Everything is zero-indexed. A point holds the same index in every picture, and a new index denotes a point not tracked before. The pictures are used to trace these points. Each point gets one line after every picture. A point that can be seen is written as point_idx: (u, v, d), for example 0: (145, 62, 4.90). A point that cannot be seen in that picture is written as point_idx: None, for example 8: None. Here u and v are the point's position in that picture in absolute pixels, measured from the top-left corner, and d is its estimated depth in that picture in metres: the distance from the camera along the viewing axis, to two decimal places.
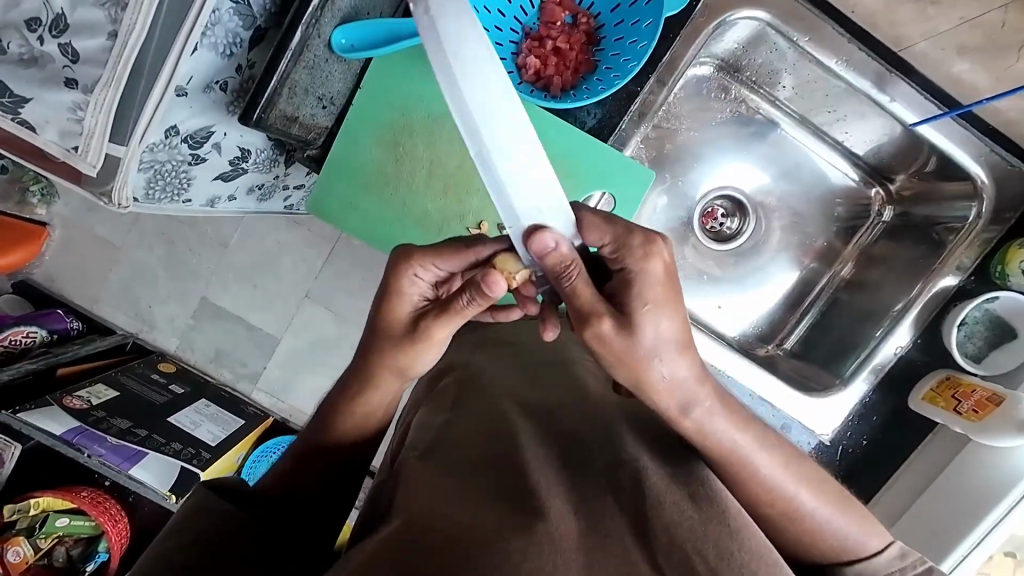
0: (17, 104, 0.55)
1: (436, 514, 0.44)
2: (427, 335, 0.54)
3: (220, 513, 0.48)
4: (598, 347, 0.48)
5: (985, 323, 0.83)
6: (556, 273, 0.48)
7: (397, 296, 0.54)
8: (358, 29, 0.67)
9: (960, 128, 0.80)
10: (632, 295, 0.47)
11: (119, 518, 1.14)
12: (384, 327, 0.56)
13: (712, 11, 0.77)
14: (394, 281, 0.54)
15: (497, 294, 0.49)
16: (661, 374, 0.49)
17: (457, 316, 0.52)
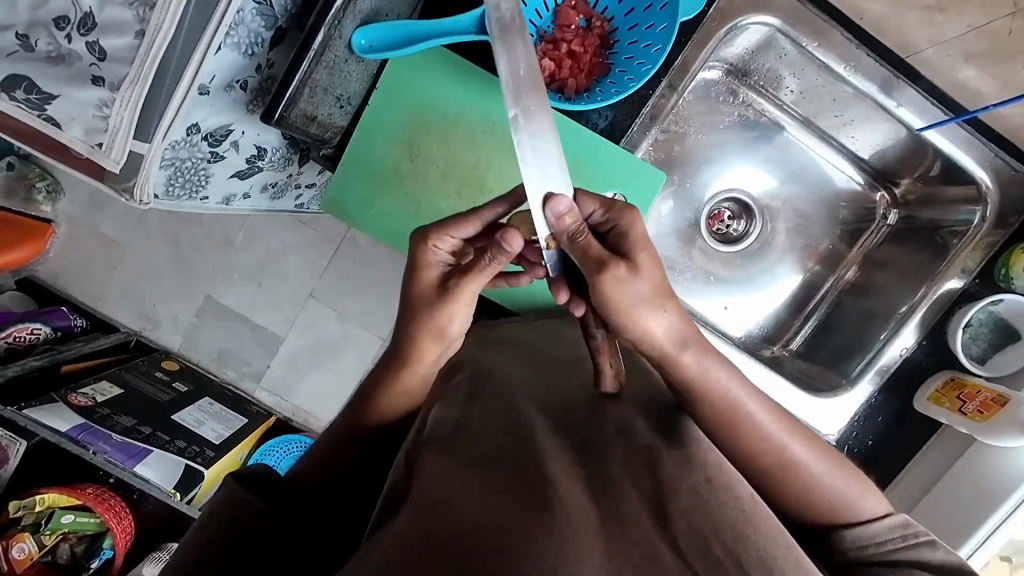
0: (44, 100, 0.56)
1: None
2: (449, 297, 0.58)
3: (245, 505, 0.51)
4: (604, 293, 0.51)
5: (990, 326, 0.84)
6: (571, 233, 0.52)
7: (423, 268, 0.59)
8: (380, 31, 0.67)
9: (967, 132, 0.81)
10: (628, 244, 0.53)
11: (124, 515, 1.14)
12: (408, 295, 0.60)
13: (723, 16, 0.78)
14: (420, 254, 0.59)
15: (516, 250, 0.53)
16: (654, 326, 0.53)
17: (481, 276, 0.56)
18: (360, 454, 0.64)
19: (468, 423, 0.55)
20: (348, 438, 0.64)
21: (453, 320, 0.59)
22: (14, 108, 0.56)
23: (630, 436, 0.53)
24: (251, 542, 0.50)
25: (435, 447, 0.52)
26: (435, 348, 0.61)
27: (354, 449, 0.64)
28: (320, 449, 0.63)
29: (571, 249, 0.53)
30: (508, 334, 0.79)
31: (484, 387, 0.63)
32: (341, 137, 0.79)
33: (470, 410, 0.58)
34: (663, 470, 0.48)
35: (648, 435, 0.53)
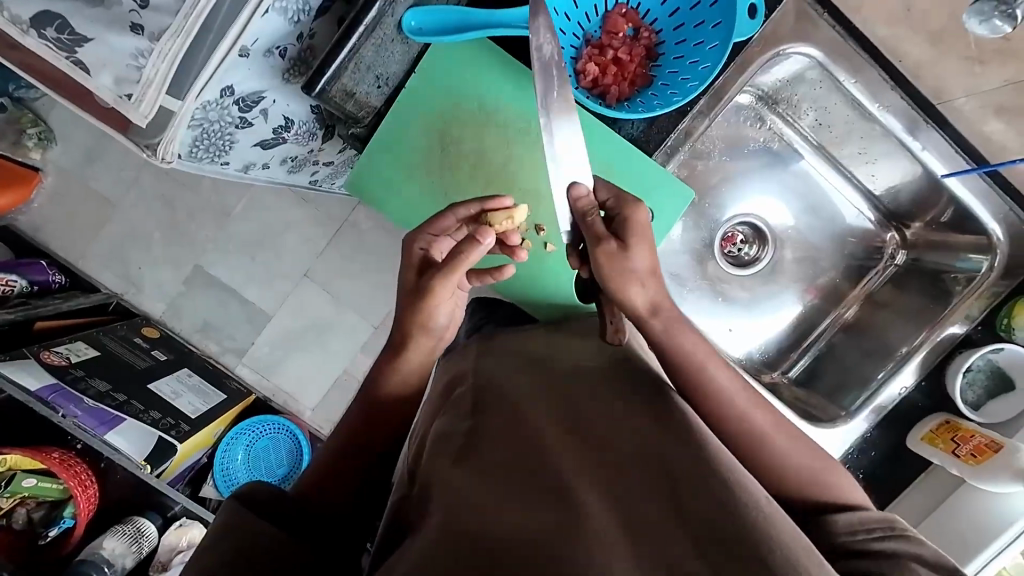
0: (76, 42, 0.54)
1: (482, 519, 0.45)
2: (428, 292, 0.65)
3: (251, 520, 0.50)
4: (602, 263, 0.61)
5: (987, 374, 0.86)
6: (582, 212, 0.61)
7: (408, 260, 0.67)
8: (430, 13, 0.66)
9: (987, 184, 0.83)
10: (628, 229, 0.62)
11: (89, 484, 1.07)
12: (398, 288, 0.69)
13: (766, 42, 0.79)
14: (406, 249, 0.67)
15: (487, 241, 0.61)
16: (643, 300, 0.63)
17: (460, 267, 0.63)
18: (364, 465, 0.66)
19: (476, 440, 0.56)
20: (344, 450, 0.66)
21: (434, 313, 0.67)
22: (44, 47, 0.54)
23: (648, 446, 0.51)
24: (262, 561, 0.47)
25: (445, 467, 0.53)
26: (428, 341, 0.69)
27: (352, 458, 0.65)
28: (321, 461, 0.65)
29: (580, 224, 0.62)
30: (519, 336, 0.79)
31: (487, 397, 0.63)
32: (373, 117, 0.74)
33: (477, 421, 0.59)
34: (682, 483, 0.46)
35: (667, 444, 0.51)
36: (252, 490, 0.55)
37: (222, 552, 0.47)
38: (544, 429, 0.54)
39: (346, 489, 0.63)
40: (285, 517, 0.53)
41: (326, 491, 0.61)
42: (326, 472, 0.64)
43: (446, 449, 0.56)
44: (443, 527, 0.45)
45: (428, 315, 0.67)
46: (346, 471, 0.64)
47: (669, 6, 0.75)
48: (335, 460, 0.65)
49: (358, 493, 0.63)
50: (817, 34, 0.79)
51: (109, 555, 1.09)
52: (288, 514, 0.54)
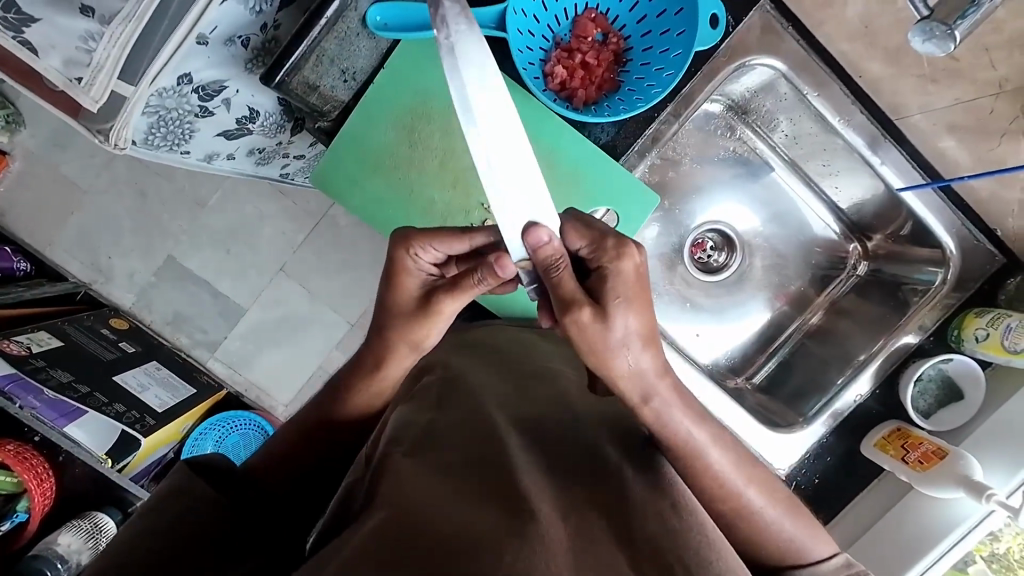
0: (22, 22, 0.52)
1: (426, 511, 0.45)
2: (431, 309, 0.61)
3: (201, 497, 0.50)
4: (576, 333, 0.52)
5: (937, 382, 0.89)
6: (546, 267, 0.52)
7: (402, 275, 0.60)
8: (395, 9, 0.66)
9: (940, 199, 0.86)
10: (606, 289, 0.51)
11: (45, 478, 1.03)
12: (388, 298, 0.62)
13: (733, 53, 0.80)
14: (395, 264, 0.60)
15: (507, 275, 0.55)
16: (626, 365, 0.52)
17: (468, 292, 0.59)
18: (334, 443, 0.67)
19: (437, 433, 0.56)
20: (310, 429, 0.66)
21: (430, 330, 0.63)
22: None
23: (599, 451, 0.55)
24: (194, 531, 0.48)
25: (397, 457, 0.53)
26: (409, 358, 0.65)
27: (314, 442, 0.66)
28: (290, 429, 0.66)
29: (546, 284, 0.52)
30: (480, 337, 0.78)
31: (452, 392, 0.63)
32: (339, 112, 0.75)
33: (438, 416, 0.59)
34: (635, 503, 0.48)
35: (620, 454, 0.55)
36: (212, 458, 0.55)
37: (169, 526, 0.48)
38: (502, 427, 0.56)
39: (306, 470, 0.64)
40: (239, 493, 0.54)
41: (286, 477, 0.62)
42: (295, 445, 0.65)
43: (403, 437, 0.56)
44: (388, 515, 0.45)
45: (417, 330, 0.63)
46: (308, 457, 0.65)
47: (637, 13, 0.76)
48: (302, 435, 0.66)
49: (318, 464, 0.65)
50: (781, 46, 0.81)
51: (63, 551, 1.04)
52: (242, 488, 0.55)
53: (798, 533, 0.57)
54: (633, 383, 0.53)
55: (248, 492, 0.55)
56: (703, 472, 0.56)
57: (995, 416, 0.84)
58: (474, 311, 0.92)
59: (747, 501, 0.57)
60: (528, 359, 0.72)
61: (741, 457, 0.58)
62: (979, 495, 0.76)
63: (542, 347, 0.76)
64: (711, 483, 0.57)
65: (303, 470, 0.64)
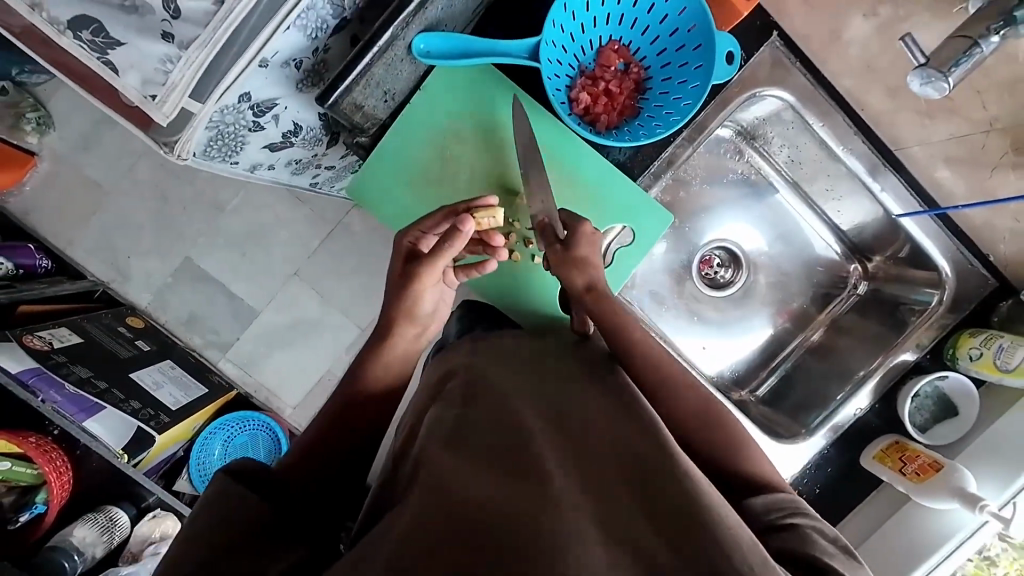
0: (109, 45, 0.57)
1: (470, 497, 0.49)
2: (417, 276, 0.76)
3: (244, 501, 0.54)
4: (573, 260, 0.71)
5: (934, 399, 0.94)
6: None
7: (401, 253, 0.79)
8: (439, 39, 0.71)
9: (936, 225, 0.91)
10: (591, 233, 0.73)
11: (63, 470, 1.06)
12: (392, 277, 0.80)
13: (744, 84, 0.86)
14: (399, 245, 0.80)
15: (467, 229, 0.72)
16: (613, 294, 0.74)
17: (443, 256, 0.75)
18: (356, 440, 0.71)
19: (466, 430, 0.59)
20: (338, 427, 0.71)
21: (422, 297, 0.78)
22: (78, 47, 0.58)
23: (625, 438, 0.56)
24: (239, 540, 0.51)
25: (435, 451, 0.56)
26: (412, 328, 0.79)
27: (338, 441, 0.70)
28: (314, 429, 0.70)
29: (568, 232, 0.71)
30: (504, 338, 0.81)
31: (478, 392, 0.66)
32: (377, 129, 0.81)
33: (466, 413, 0.63)
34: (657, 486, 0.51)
35: (642, 438, 0.56)
36: (242, 464, 0.59)
37: (217, 525, 0.51)
38: (532, 425, 0.58)
39: (332, 465, 0.68)
40: (276, 496, 0.58)
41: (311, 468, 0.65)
42: (320, 443, 0.69)
43: (436, 432, 0.60)
44: (434, 501, 0.49)
45: (413, 300, 0.78)
46: (337, 456, 0.68)
47: (657, 46, 0.81)
48: (325, 436, 0.70)
49: (345, 463, 0.69)
50: (789, 79, 0.87)
51: (78, 543, 1.09)
52: (275, 490, 0.58)
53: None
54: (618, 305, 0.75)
55: (281, 492, 0.59)
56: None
57: (987, 432, 0.88)
58: None
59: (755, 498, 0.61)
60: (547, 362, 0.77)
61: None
62: (973, 506, 0.79)
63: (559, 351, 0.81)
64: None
65: (328, 467, 0.67)
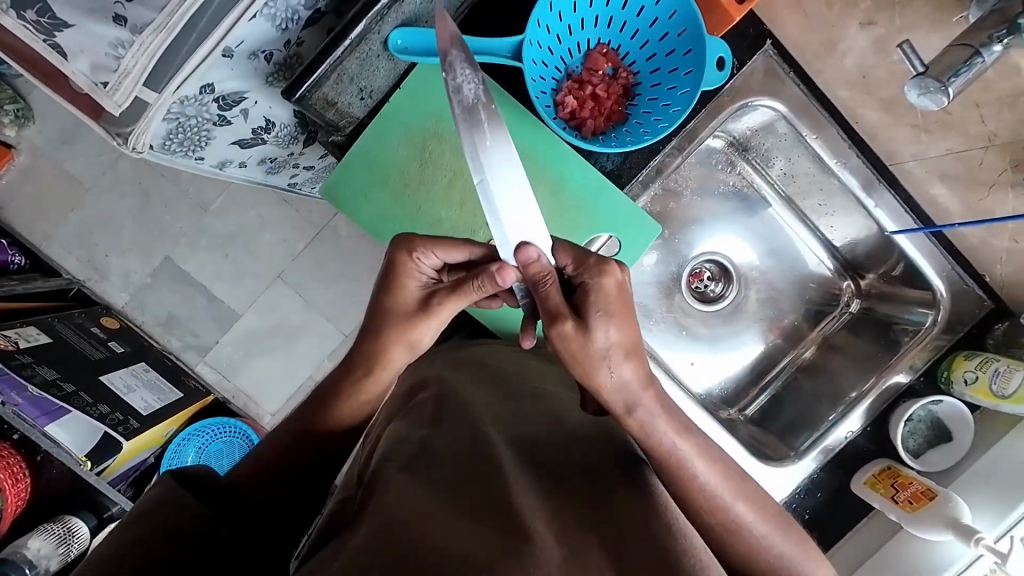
0: (56, 27, 0.54)
1: (430, 529, 0.45)
2: (429, 310, 0.62)
3: (185, 508, 0.50)
4: (562, 346, 0.55)
5: (927, 423, 0.90)
6: (534, 282, 0.55)
7: (405, 279, 0.63)
8: (416, 33, 0.68)
9: (931, 242, 0.89)
10: (588, 302, 0.54)
11: (21, 478, 1.00)
12: (382, 300, 0.64)
13: (736, 93, 0.84)
14: (401, 266, 0.62)
15: (506, 285, 0.56)
16: (609, 379, 0.55)
17: (465, 297, 0.61)
18: (325, 449, 0.66)
19: (432, 449, 0.56)
20: (299, 444, 0.65)
21: (424, 332, 0.64)
22: (22, 28, 0.54)
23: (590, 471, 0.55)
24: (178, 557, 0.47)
25: (392, 472, 0.53)
26: (404, 356, 0.65)
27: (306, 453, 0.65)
28: (278, 439, 0.66)
29: (535, 297, 0.56)
30: (476, 355, 0.78)
31: (447, 407, 0.63)
32: (354, 128, 0.78)
33: (434, 432, 0.59)
34: (626, 518, 0.49)
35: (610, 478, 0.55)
36: (199, 472, 0.55)
37: (157, 539, 0.47)
38: (500, 449, 0.55)
39: (296, 474, 0.64)
40: (221, 502, 0.53)
41: (270, 480, 0.62)
42: (287, 453, 0.65)
43: (399, 451, 0.57)
44: (377, 528, 0.46)
45: (415, 331, 0.63)
46: (299, 466, 0.64)
47: (647, 50, 0.79)
48: (290, 448, 0.65)
49: (310, 472, 0.65)
50: (782, 89, 0.84)
51: (32, 556, 1.01)
52: (225, 499, 0.54)
53: (785, 548, 0.59)
54: (617, 394, 0.56)
55: (228, 500, 0.55)
56: (693, 489, 0.57)
57: (982, 458, 0.85)
58: (471, 329, 0.92)
59: (734, 519, 0.58)
60: (523, 378, 0.73)
61: (728, 475, 0.60)
62: (967, 538, 0.76)
63: (535, 368, 0.77)
64: (698, 500, 0.58)
65: (296, 474, 0.64)
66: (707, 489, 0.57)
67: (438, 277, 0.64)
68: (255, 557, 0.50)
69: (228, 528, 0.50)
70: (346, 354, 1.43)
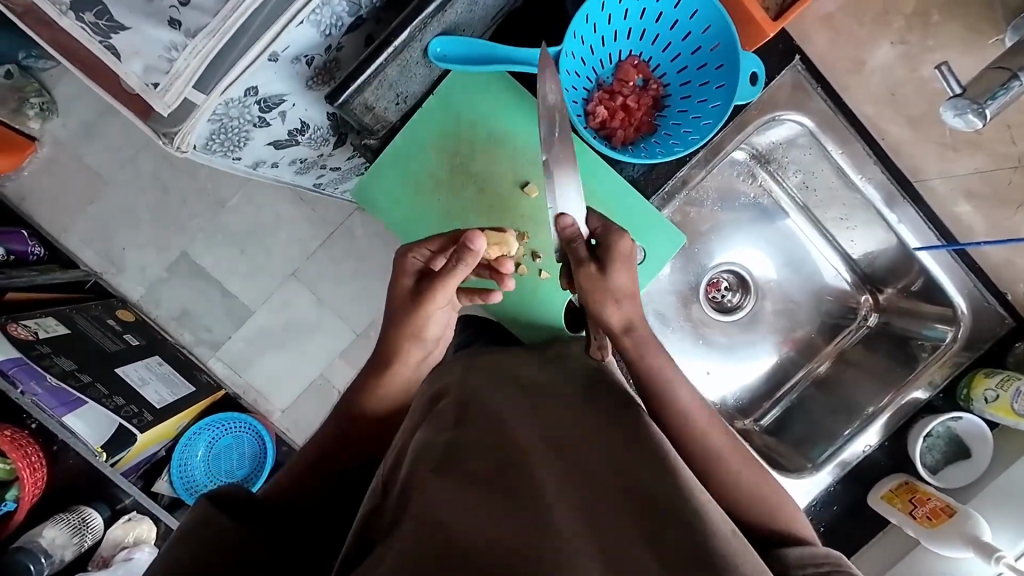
0: (112, 29, 0.55)
1: (468, 534, 0.45)
2: (424, 298, 0.72)
3: (220, 530, 0.50)
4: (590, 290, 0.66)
5: (946, 439, 0.90)
6: (567, 241, 0.67)
7: (404, 275, 0.73)
8: (457, 43, 0.69)
9: (953, 260, 0.90)
10: (609, 257, 0.68)
11: (38, 467, 1.02)
12: (392, 297, 0.75)
13: (763, 107, 0.85)
14: (401, 264, 0.73)
15: (478, 248, 0.64)
16: (615, 313, 0.70)
17: (451, 278, 0.70)
18: (350, 456, 0.71)
19: (461, 452, 0.57)
20: (328, 451, 0.71)
21: (429, 318, 0.74)
22: (79, 29, 0.56)
23: None
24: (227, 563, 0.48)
25: (426, 473, 0.54)
26: (416, 350, 0.76)
27: (332, 463, 0.70)
28: (305, 454, 0.71)
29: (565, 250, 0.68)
30: (500, 359, 0.79)
31: (471, 409, 0.64)
32: (387, 131, 0.79)
33: (460, 434, 0.60)
34: None
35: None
36: (231, 491, 0.56)
37: (201, 558, 0.48)
38: (530, 452, 0.56)
39: (319, 489, 0.67)
40: (252, 511, 0.55)
41: (292, 496, 0.64)
42: (305, 474, 0.68)
43: (423, 459, 0.56)
44: (426, 531, 0.47)
45: (422, 323, 0.74)
46: (323, 480, 0.68)
47: (678, 63, 0.80)
48: (318, 461, 0.69)
49: (336, 483, 0.68)
50: (809, 104, 0.85)
51: (47, 545, 1.03)
52: (261, 514, 0.56)
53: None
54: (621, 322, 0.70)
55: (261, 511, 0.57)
56: None
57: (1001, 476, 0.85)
58: (490, 333, 0.93)
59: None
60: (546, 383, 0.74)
61: None
62: (988, 556, 0.77)
63: None
64: None
65: (313, 494, 0.66)
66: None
67: (429, 264, 0.73)
68: (287, 556, 0.53)
69: (261, 541, 0.52)
70: (360, 353, 1.44)
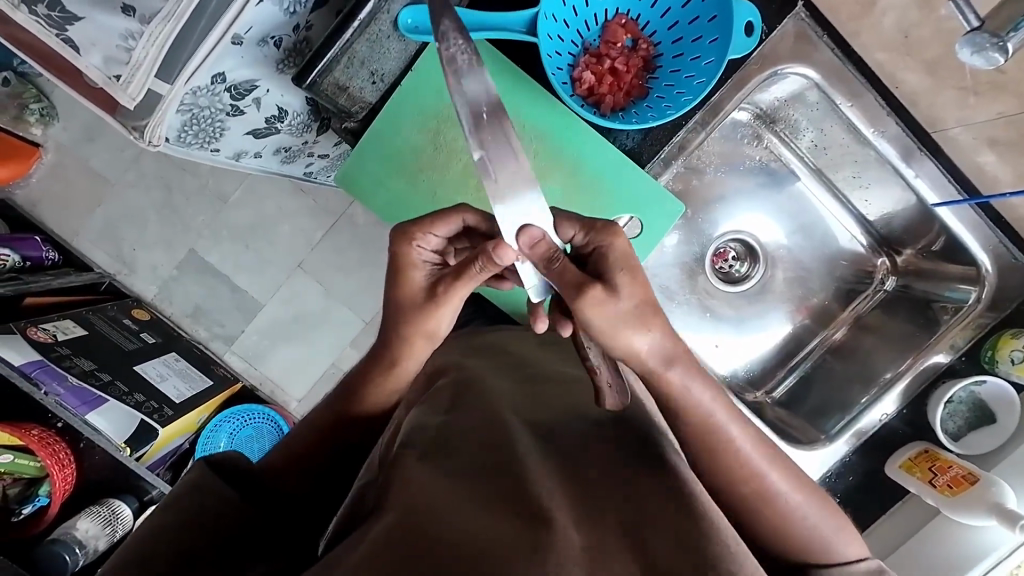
0: (66, 20, 0.55)
1: (439, 519, 0.44)
2: (437, 299, 0.59)
3: (216, 497, 0.51)
4: (592, 315, 0.52)
5: (968, 405, 0.86)
6: (547, 259, 0.53)
7: (408, 269, 0.60)
8: (427, 12, 0.65)
9: (975, 214, 0.84)
10: (606, 263, 0.53)
11: (67, 464, 1.05)
12: (395, 297, 0.61)
13: (765, 61, 0.79)
14: (403, 255, 0.60)
15: (507, 261, 0.53)
16: (643, 345, 0.53)
17: (469, 281, 0.57)
18: (351, 437, 0.66)
19: (451, 436, 0.56)
20: (329, 431, 0.65)
21: (441, 322, 0.61)
22: (35, 23, 0.55)
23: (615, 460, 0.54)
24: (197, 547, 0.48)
25: (412, 460, 0.52)
26: (424, 347, 0.63)
27: (337, 442, 0.65)
28: (306, 431, 0.65)
29: (551, 276, 0.53)
30: (497, 342, 0.78)
31: (465, 396, 0.63)
32: (367, 113, 0.76)
33: (451, 419, 0.59)
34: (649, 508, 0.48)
35: (635, 476, 0.52)
36: (226, 458, 0.56)
37: (201, 516, 0.49)
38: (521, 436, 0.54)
39: (317, 471, 0.63)
40: (249, 489, 0.55)
41: (297, 476, 0.61)
42: (312, 446, 0.64)
43: (418, 439, 0.56)
44: (404, 516, 0.45)
45: (431, 327, 0.61)
46: (324, 460, 0.64)
47: (669, 19, 0.75)
48: (320, 433, 0.65)
49: (336, 465, 0.65)
50: (814, 55, 0.79)
51: (81, 536, 1.05)
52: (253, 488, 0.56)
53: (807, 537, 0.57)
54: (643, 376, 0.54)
55: (256, 488, 0.56)
56: (715, 471, 0.56)
57: None
58: (490, 315, 0.92)
59: (761, 506, 0.57)
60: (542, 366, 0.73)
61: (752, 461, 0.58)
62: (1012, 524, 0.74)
63: (552, 356, 0.76)
64: (725, 487, 0.57)
65: (317, 472, 0.63)
66: (728, 473, 0.56)
67: (440, 257, 0.61)
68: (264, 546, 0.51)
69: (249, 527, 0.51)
70: (369, 341, 1.44)
